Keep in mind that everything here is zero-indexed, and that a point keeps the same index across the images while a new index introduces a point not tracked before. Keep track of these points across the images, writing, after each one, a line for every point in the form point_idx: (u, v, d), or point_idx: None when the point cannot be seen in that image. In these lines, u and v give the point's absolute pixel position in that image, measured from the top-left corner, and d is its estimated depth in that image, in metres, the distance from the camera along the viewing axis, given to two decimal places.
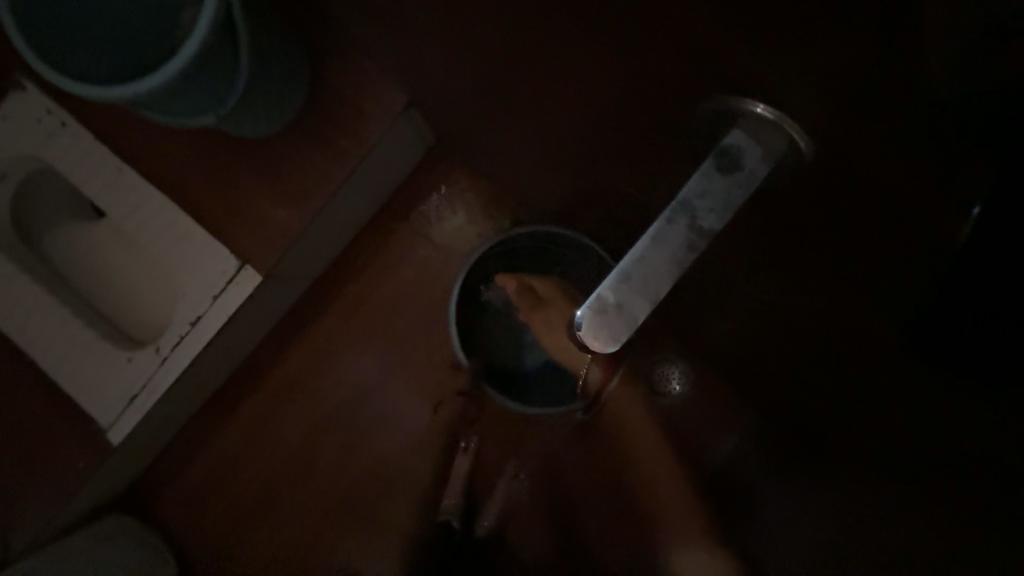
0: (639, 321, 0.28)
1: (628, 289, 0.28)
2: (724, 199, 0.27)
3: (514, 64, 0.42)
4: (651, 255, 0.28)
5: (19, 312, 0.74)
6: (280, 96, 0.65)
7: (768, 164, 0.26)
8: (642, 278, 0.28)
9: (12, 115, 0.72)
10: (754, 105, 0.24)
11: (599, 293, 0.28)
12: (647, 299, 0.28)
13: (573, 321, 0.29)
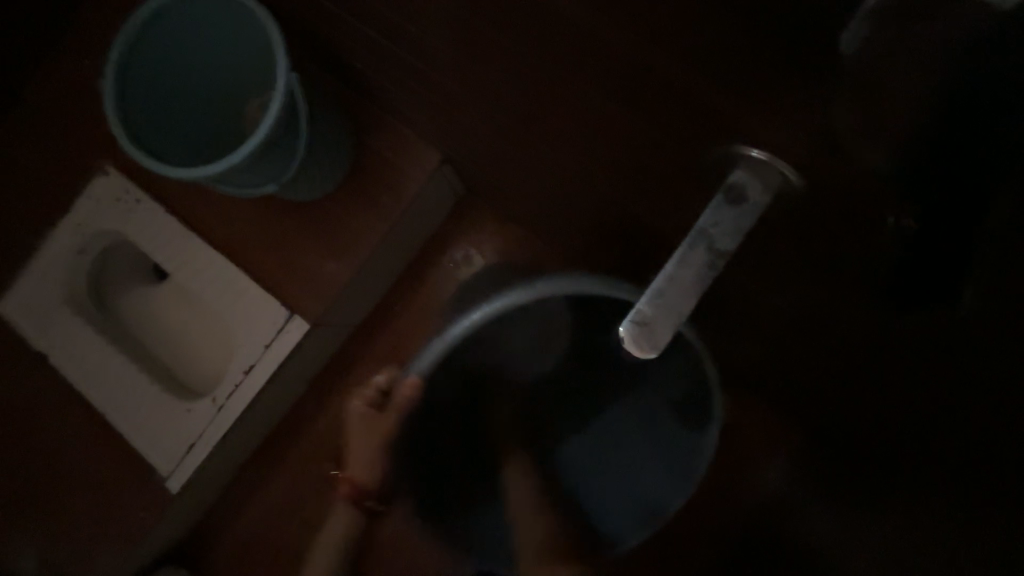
0: (675, 331, 0.31)
1: (663, 304, 0.31)
2: (734, 227, 0.32)
3: (543, 121, 0.48)
4: (680, 274, 0.31)
5: (95, 371, 0.81)
6: (328, 164, 0.73)
7: (768, 194, 0.31)
8: (673, 294, 0.31)
9: (95, 196, 0.83)
10: (748, 150, 0.30)
11: (638, 309, 0.31)
12: (678, 314, 0.31)
13: (616, 337, 0.31)
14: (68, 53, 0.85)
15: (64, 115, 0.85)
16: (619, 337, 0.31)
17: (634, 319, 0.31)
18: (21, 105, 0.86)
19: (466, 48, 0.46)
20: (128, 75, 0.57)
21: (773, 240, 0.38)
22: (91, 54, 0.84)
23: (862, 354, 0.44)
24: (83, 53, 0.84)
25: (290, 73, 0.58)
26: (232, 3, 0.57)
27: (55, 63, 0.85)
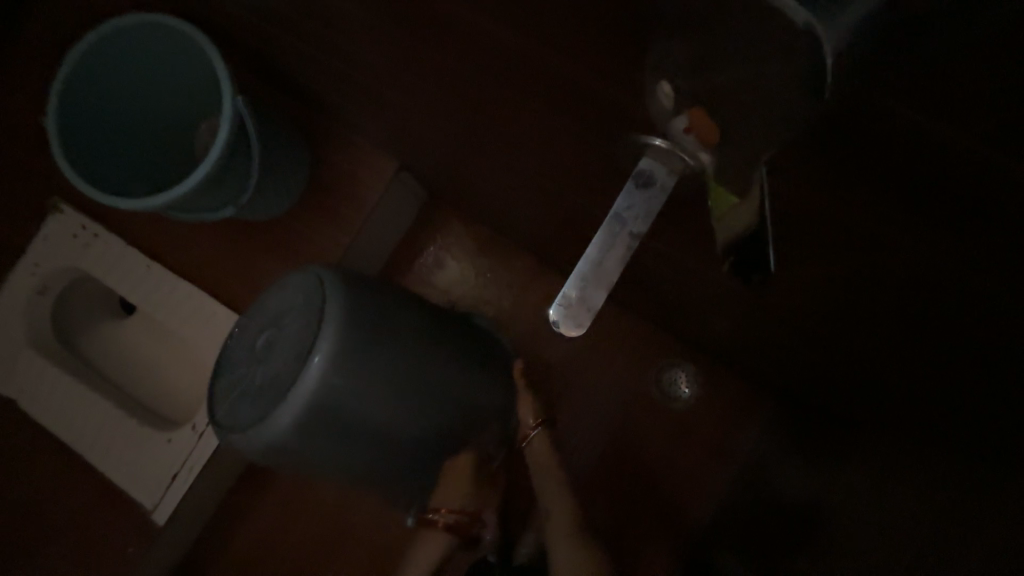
0: (597, 309, 0.33)
1: (586, 286, 0.33)
2: (646, 210, 0.34)
3: (487, 121, 0.49)
4: (600, 258, 0.33)
5: (66, 411, 0.79)
6: (287, 182, 0.73)
7: (674, 177, 0.33)
8: (596, 276, 0.33)
9: (51, 234, 0.81)
10: (652, 138, 0.32)
11: (564, 293, 0.33)
12: (599, 293, 0.33)
13: (549, 322, 0.33)
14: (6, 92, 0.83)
15: (8, 155, 0.83)
16: (549, 321, 0.33)
17: (562, 303, 0.33)
18: None
19: (404, 56, 0.47)
20: (68, 107, 0.56)
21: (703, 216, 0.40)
22: (29, 89, 0.82)
23: (807, 313, 0.47)
24: (23, 90, 0.82)
25: (236, 96, 0.59)
26: (170, 33, 0.58)
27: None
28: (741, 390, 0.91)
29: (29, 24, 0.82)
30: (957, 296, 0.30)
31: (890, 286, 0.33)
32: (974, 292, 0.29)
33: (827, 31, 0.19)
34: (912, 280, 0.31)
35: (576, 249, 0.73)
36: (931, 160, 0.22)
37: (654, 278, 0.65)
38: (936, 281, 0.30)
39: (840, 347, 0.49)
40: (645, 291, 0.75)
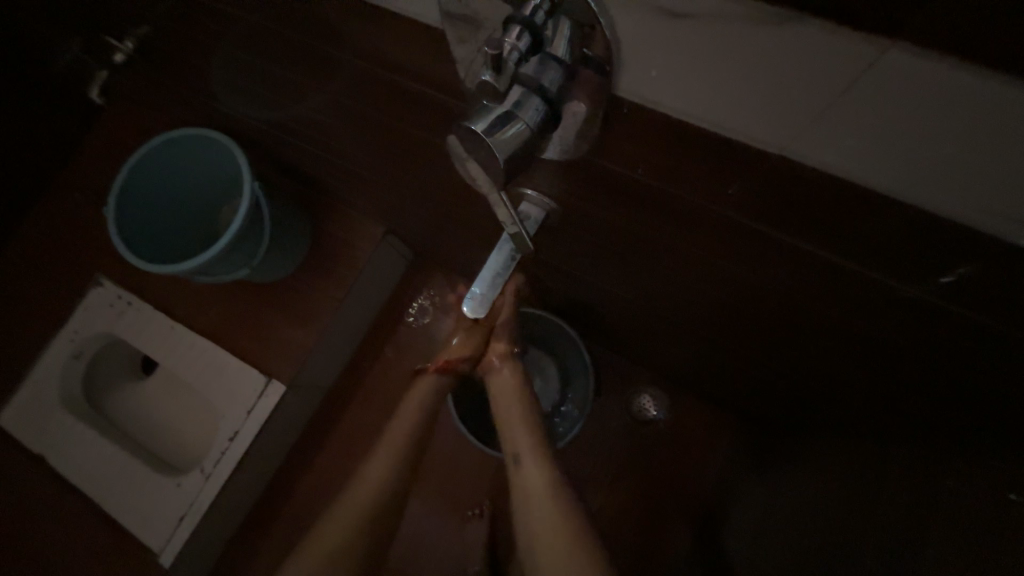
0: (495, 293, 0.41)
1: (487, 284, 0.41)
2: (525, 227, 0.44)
3: (447, 181, 0.64)
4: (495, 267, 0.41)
5: (90, 462, 0.88)
6: (291, 246, 0.88)
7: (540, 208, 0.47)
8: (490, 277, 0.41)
9: (89, 305, 0.93)
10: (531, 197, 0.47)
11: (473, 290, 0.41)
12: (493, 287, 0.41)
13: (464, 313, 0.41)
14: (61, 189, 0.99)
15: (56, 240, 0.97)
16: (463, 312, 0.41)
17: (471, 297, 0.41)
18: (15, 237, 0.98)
19: (382, 141, 0.62)
20: (121, 202, 0.72)
21: (607, 241, 0.52)
22: (80, 186, 0.98)
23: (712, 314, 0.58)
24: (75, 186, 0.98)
25: (253, 182, 0.75)
26: (202, 140, 0.75)
27: (47, 199, 0.98)
28: (707, 413, 0.96)
29: (86, 133, 0.99)
30: (783, 277, 0.41)
31: (738, 274, 0.45)
32: (786, 271, 0.39)
33: (536, 103, 0.29)
34: (750, 269, 0.42)
35: (536, 287, 0.85)
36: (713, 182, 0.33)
37: (602, 302, 0.76)
38: (766, 267, 0.40)
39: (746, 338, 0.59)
40: (602, 320, 0.85)
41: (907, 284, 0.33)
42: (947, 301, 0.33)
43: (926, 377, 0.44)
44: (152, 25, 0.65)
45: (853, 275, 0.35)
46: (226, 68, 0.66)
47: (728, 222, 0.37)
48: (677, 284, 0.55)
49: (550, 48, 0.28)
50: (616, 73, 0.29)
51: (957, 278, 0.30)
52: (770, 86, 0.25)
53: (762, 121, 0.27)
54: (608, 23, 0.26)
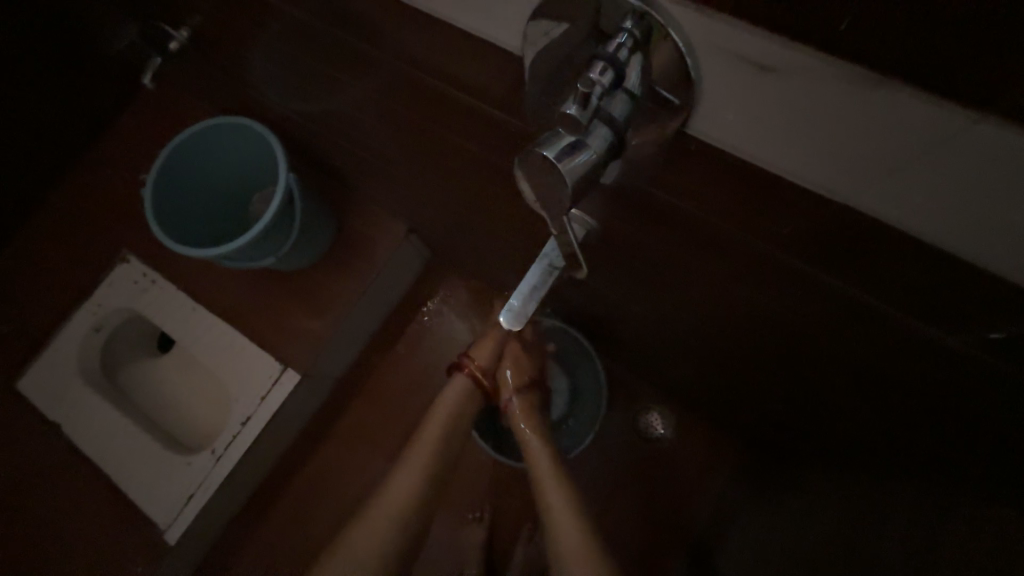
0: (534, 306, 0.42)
1: (526, 297, 0.42)
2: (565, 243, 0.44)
3: (478, 188, 0.64)
4: (535, 281, 0.42)
5: (103, 435, 0.89)
6: (317, 239, 0.89)
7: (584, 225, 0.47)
8: (529, 291, 0.42)
9: (114, 281, 0.95)
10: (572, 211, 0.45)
11: (510, 303, 0.42)
12: (532, 301, 0.42)
13: (500, 324, 0.41)
14: (92, 162, 1.00)
15: (84, 213, 0.98)
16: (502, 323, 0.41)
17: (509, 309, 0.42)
18: (45, 206, 0.99)
19: (419, 144, 0.63)
20: (160, 185, 0.74)
21: (637, 261, 0.53)
22: (112, 161, 0.99)
23: (735, 340, 0.58)
24: (105, 161, 0.99)
25: (289, 175, 0.76)
26: (242, 130, 0.76)
27: (79, 172, 0.99)
28: (713, 435, 0.96)
29: (123, 111, 1.00)
30: (818, 314, 0.42)
31: (771, 306, 0.45)
32: (824, 308, 0.40)
33: (606, 137, 0.29)
34: (784, 301, 0.43)
35: (554, 298, 0.85)
36: (766, 221, 0.33)
37: (620, 318, 0.76)
38: (804, 302, 0.41)
39: (766, 366, 0.60)
40: (618, 335, 0.85)
41: (952, 333, 0.34)
42: (987, 352, 0.33)
43: (952, 424, 0.44)
44: (204, 15, 0.67)
45: (894, 319, 0.36)
46: (273, 62, 0.67)
47: (767, 258, 0.38)
48: (701, 308, 0.55)
49: (625, 82, 0.29)
50: (690, 112, 0.29)
51: (1005, 335, 0.31)
52: (848, 140, 0.26)
53: (830, 174, 0.28)
54: (693, 63, 0.27)
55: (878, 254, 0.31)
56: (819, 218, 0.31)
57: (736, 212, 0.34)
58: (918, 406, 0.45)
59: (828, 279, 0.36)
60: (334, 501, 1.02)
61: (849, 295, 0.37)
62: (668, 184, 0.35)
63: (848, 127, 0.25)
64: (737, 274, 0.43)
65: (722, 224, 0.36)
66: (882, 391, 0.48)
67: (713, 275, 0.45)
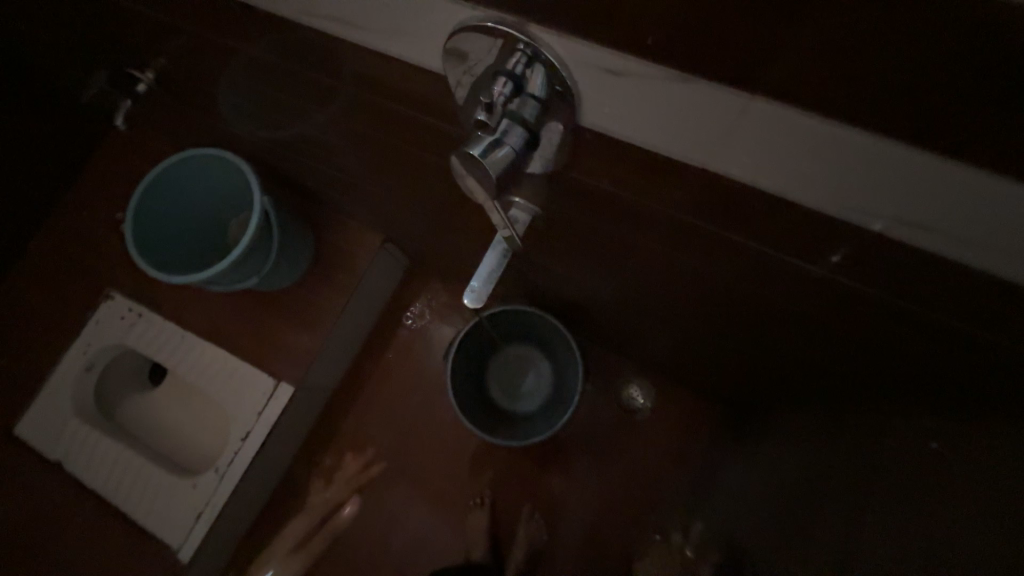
0: (493, 286, 0.47)
1: (485, 279, 0.48)
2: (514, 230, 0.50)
3: (441, 192, 0.70)
4: (492, 265, 0.48)
5: (107, 468, 0.92)
6: (297, 256, 0.93)
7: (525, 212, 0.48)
8: (488, 273, 0.48)
9: (101, 319, 0.97)
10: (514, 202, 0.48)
11: (473, 286, 0.47)
12: (491, 281, 0.48)
13: (466, 304, 0.47)
14: (66, 207, 1.02)
15: (62, 257, 1.01)
16: (467, 302, 0.46)
17: (472, 293, 0.47)
18: (23, 256, 1.01)
19: (381, 157, 0.68)
20: (140, 218, 0.78)
21: (588, 241, 0.59)
22: (86, 204, 1.02)
23: (684, 304, 0.65)
24: (79, 205, 1.02)
25: (263, 198, 0.81)
26: (213, 159, 0.80)
27: (55, 218, 1.02)
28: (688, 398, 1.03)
29: (92, 155, 1.03)
30: (730, 267, 0.48)
31: (699, 267, 0.52)
32: (729, 259, 0.47)
33: (517, 136, 0.35)
34: (703, 259, 0.49)
35: (527, 287, 0.91)
36: (654, 187, 0.40)
37: (587, 298, 0.82)
38: (713, 256, 0.48)
39: (717, 325, 0.66)
40: (589, 315, 0.91)
41: (816, 263, 0.40)
42: (848, 276, 0.40)
43: (867, 348, 0.51)
44: (165, 55, 0.71)
45: (772, 258, 0.43)
46: (235, 94, 0.71)
47: (668, 218, 0.44)
48: (652, 278, 0.62)
49: (529, 87, 0.34)
50: (577, 108, 0.35)
51: (844, 257, 0.38)
52: (692, 123, 0.32)
53: (689, 148, 0.34)
54: (568, 74, 0.33)
55: (743, 203, 0.37)
56: (689, 178, 0.37)
57: (632, 182, 0.40)
58: (837, 336, 0.52)
59: (711, 228, 0.42)
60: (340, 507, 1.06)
61: (727, 239, 0.43)
62: (583, 166, 0.41)
63: (687, 112, 0.31)
64: (661, 239, 0.49)
65: (628, 194, 0.42)
66: (805, 329, 0.55)
67: (645, 243, 0.52)
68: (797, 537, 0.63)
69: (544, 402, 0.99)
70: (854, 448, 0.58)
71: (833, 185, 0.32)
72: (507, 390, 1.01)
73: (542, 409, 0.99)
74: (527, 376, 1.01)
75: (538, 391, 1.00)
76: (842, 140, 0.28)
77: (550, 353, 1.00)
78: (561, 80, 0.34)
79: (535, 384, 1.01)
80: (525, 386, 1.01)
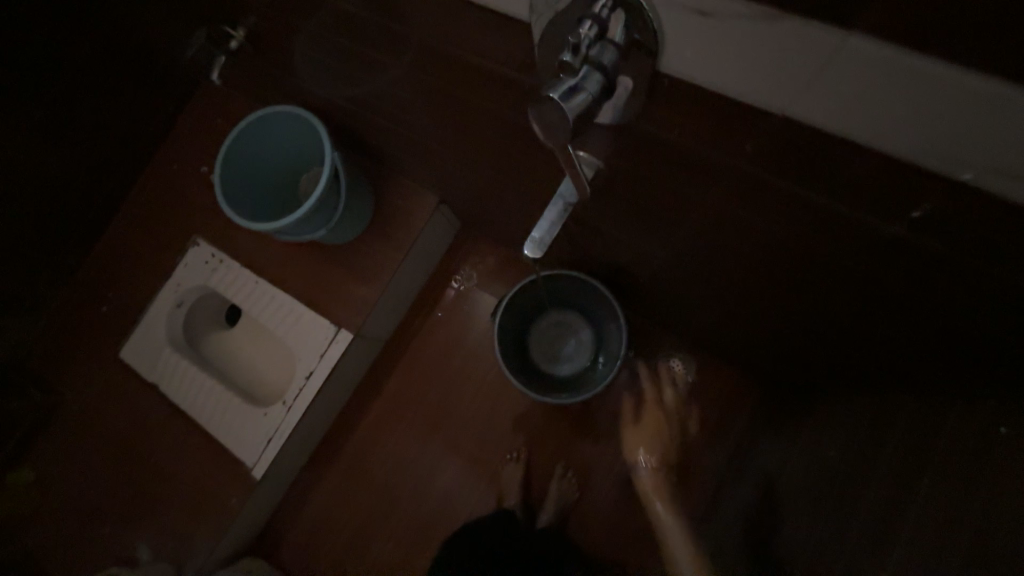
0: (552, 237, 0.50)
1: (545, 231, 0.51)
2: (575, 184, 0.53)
3: (500, 153, 0.72)
4: (552, 219, 0.51)
5: (193, 393, 1.04)
6: (360, 212, 0.99)
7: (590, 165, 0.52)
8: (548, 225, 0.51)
9: (189, 262, 1.09)
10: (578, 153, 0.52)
11: (534, 237, 0.50)
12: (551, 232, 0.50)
13: (526, 253, 0.49)
14: (161, 160, 1.14)
15: (158, 205, 1.13)
16: (528, 251, 0.49)
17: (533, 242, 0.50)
18: (126, 203, 1.14)
19: (445, 116, 0.71)
20: (227, 167, 0.86)
21: (647, 202, 0.59)
22: (178, 158, 1.13)
23: (739, 275, 0.64)
24: (172, 158, 1.13)
25: (333, 154, 0.86)
26: (290, 116, 0.86)
27: (152, 170, 1.13)
28: (731, 376, 1.03)
29: (183, 113, 1.13)
30: (795, 232, 0.47)
31: (761, 233, 0.51)
32: (796, 223, 0.46)
33: (596, 81, 0.36)
34: (767, 224, 0.49)
35: (577, 253, 0.92)
36: (726, 137, 0.40)
37: (638, 267, 0.82)
38: (778, 219, 0.47)
39: (772, 299, 0.65)
40: (637, 285, 0.91)
41: (892, 222, 0.39)
42: (927, 238, 0.38)
43: (939, 325, 0.48)
44: (253, 14, 0.76)
45: (844, 217, 0.41)
46: (314, 53, 0.76)
47: (737, 172, 0.43)
48: (709, 247, 0.61)
49: (610, 35, 0.35)
50: (658, 53, 0.36)
51: (926, 214, 0.36)
52: (776, 66, 0.32)
53: (766, 91, 0.34)
54: (655, 16, 0.34)
55: (819, 151, 0.36)
56: (766, 127, 0.37)
57: (705, 134, 0.40)
58: (905, 312, 0.50)
59: (782, 181, 0.41)
60: (388, 448, 1.15)
61: (797, 194, 0.42)
62: (654, 118, 0.42)
63: (769, 54, 0.31)
64: (724, 200, 0.49)
65: (698, 147, 0.42)
66: (870, 305, 0.53)
67: (707, 205, 0.51)
68: (837, 515, 0.63)
69: (582, 366, 1.02)
70: (910, 430, 0.57)
71: (920, 131, 0.31)
72: (549, 353, 1.04)
73: (581, 373, 1.01)
74: (567, 341, 1.04)
75: (576, 356, 1.03)
76: (937, 87, 0.28)
77: (591, 321, 1.02)
78: (646, 23, 0.35)
79: (574, 348, 1.04)
80: (565, 350, 1.04)
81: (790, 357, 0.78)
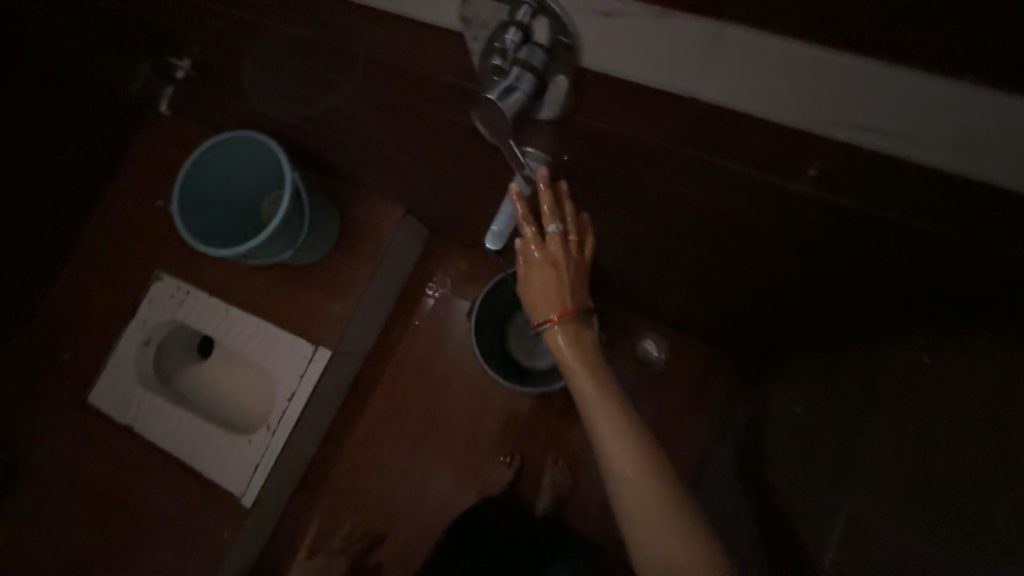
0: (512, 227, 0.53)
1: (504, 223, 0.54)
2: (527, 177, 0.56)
3: (456, 158, 0.75)
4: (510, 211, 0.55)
5: (171, 430, 1.02)
6: (325, 229, 1.00)
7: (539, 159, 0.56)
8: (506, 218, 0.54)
9: (154, 297, 1.06)
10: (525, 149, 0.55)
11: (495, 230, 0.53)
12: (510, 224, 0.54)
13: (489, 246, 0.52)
14: (113, 197, 1.11)
15: (114, 243, 1.10)
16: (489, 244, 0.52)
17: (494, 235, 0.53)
18: (80, 244, 1.11)
19: (399, 127, 0.73)
20: (184, 196, 0.85)
21: (598, 189, 0.63)
22: (131, 193, 1.10)
23: (691, 250, 0.68)
24: (125, 194, 1.11)
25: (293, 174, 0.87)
26: (245, 140, 0.86)
27: (105, 208, 1.11)
28: (700, 349, 1.08)
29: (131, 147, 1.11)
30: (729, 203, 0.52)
31: (701, 207, 0.56)
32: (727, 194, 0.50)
33: (527, 79, 0.40)
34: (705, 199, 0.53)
35: None
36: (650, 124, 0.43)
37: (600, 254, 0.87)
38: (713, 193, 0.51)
39: (722, 269, 0.70)
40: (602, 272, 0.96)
41: (799, 183, 0.42)
42: (833, 194, 0.42)
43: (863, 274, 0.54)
44: (197, 43, 0.77)
45: (758, 182, 0.45)
46: (263, 76, 0.77)
47: (666, 154, 0.47)
48: (659, 226, 0.66)
49: (535, 37, 0.39)
50: (579, 52, 0.40)
51: (821, 172, 0.40)
52: (675, 54, 0.36)
53: (666, 77, 0.38)
54: (571, 20, 0.38)
55: (726, 128, 0.40)
56: (679, 110, 0.40)
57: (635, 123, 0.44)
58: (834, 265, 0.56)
59: (698, 155, 0.45)
60: (379, 461, 1.15)
61: (712, 165, 0.45)
62: (589, 112, 0.45)
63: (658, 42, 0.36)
64: (663, 180, 0.53)
65: (630, 134, 0.46)
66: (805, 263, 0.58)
67: (650, 187, 0.56)
68: (804, 460, 0.68)
69: None
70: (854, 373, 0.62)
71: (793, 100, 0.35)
72: (526, 347, 1.07)
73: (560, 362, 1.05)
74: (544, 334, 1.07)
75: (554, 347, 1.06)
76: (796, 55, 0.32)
77: None
78: (565, 27, 0.39)
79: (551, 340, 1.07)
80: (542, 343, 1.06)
81: (748, 322, 0.84)
